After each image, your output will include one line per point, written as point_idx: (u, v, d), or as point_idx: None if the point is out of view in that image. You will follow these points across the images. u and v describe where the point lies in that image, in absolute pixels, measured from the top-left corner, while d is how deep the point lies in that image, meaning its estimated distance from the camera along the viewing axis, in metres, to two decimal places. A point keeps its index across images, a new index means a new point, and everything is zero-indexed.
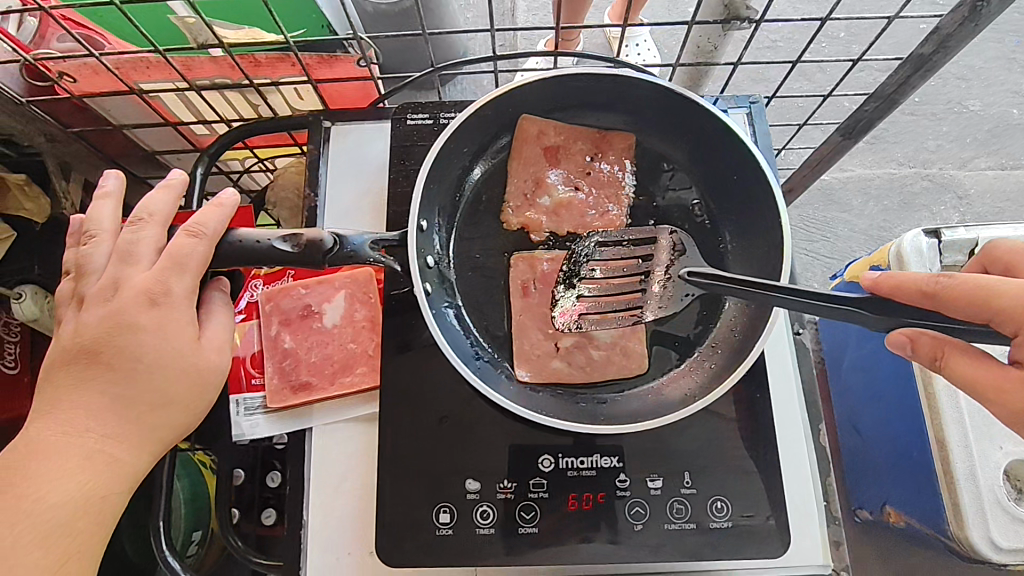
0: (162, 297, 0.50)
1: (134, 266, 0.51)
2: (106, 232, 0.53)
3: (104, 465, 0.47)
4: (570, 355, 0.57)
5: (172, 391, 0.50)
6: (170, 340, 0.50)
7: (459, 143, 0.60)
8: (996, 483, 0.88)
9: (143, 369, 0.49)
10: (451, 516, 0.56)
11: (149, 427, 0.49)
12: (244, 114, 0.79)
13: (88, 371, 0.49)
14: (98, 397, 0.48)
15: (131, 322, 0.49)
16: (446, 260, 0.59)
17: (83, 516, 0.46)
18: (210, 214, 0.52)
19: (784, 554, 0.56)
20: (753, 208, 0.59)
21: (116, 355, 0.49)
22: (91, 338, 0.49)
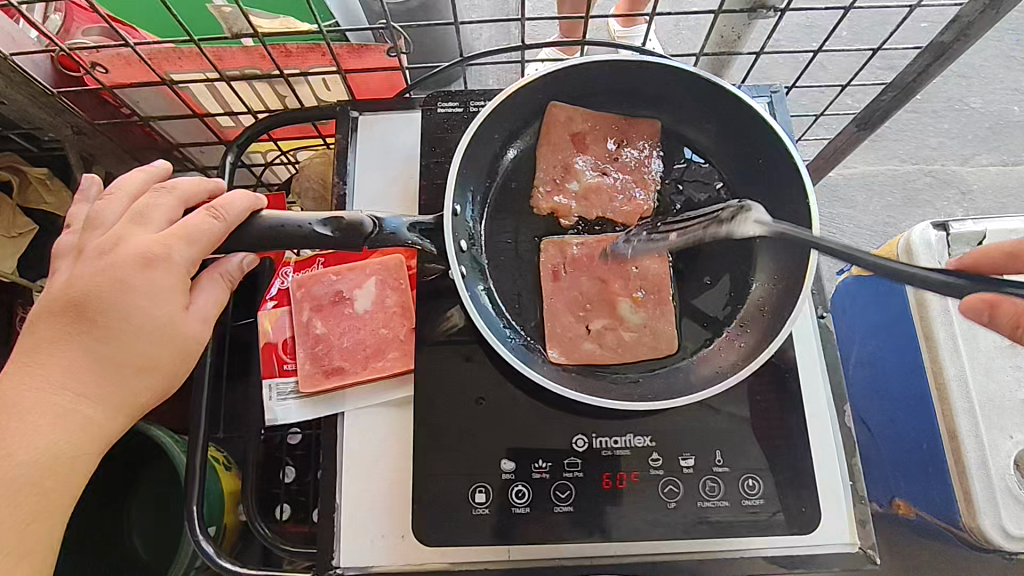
0: (158, 261, 0.53)
1: (142, 227, 0.55)
2: (126, 194, 0.58)
3: (79, 424, 0.50)
4: (601, 337, 0.57)
5: (150, 356, 0.53)
6: (152, 306, 0.53)
7: (491, 128, 0.61)
8: (1006, 472, 0.95)
9: (124, 332, 0.52)
10: (487, 496, 0.56)
11: (125, 390, 0.52)
12: (271, 105, 0.80)
13: (72, 328, 0.52)
14: (77, 354, 0.51)
15: (120, 281, 0.52)
16: (479, 243, 0.60)
17: (54, 472, 0.49)
18: (237, 199, 0.54)
19: (811, 532, 0.57)
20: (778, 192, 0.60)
21: (100, 315, 0.52)
22: (78, 294, 0.52)
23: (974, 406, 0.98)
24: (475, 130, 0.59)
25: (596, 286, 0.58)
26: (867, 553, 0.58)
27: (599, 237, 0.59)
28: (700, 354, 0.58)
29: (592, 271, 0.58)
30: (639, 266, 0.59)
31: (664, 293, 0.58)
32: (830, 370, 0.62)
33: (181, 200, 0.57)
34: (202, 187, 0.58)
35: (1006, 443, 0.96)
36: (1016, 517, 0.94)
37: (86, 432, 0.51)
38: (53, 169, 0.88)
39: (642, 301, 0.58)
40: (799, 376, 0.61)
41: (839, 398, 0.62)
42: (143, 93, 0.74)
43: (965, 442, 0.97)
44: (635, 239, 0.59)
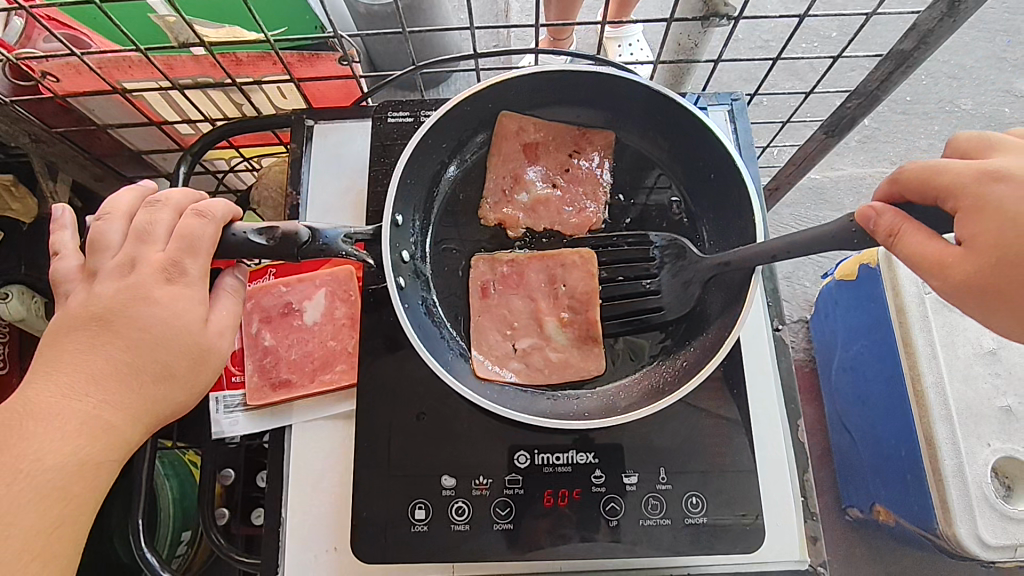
0: (178, 276, 0.48)
1: (148, 245, 0.49)
2: (120, 214, 0.51)
3: (103, 433, 0.44)
4: (527, 357, 0.57)
5: (171, 366, 0.47)
6: (179, 315, 0.48)
7: (436, 140, 0.61)
8: (983, 481, 0.94)
9: (151, 342, 0.47)
10: (427, 512, 0.56)
11: (151, 399, 0.47)
12: (228, 112, 0.80)
13: (97, 339, 0.46)
14: (102, 365, 0.45)
15: (146, 295, 0.47)
16: (422, 254, 0.60)
17: (76, 481, 0.43)
18: (178, 192, 0.52)
19: (758, 549, 0.56)
20: (728, 215, 0.59)
21: (126, 325, 0.46)
22: (103, 308, 0.47)
23: (951, 413, 0.97)
24: (417, 143, 0.58)
25: (526, 305, 0.58)
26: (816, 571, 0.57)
27: (529, 254, 0.59)
28: (640, 370, 0.58)
29: (521, 288, 0.58)
30: (566, 283, 0.58)
31: (591, 312, 0.57)
32: (783, 383, 0.62)
33: (179, 212, 0.51)
34: (190, 195, 0.52)
35: (984, 451, 0.96)
36: (992, 526, 0.92)
37: (111, 440, 0.45)
38: (19, 176, 0.83)
39: (568, 321, 0.57)
40: (748, 389, 0.60)
41: (792, 412, 0.61)
42: (96, 101, 0.74)
43: (942, 450, 0.95)
44: (560, 256, 0.59)
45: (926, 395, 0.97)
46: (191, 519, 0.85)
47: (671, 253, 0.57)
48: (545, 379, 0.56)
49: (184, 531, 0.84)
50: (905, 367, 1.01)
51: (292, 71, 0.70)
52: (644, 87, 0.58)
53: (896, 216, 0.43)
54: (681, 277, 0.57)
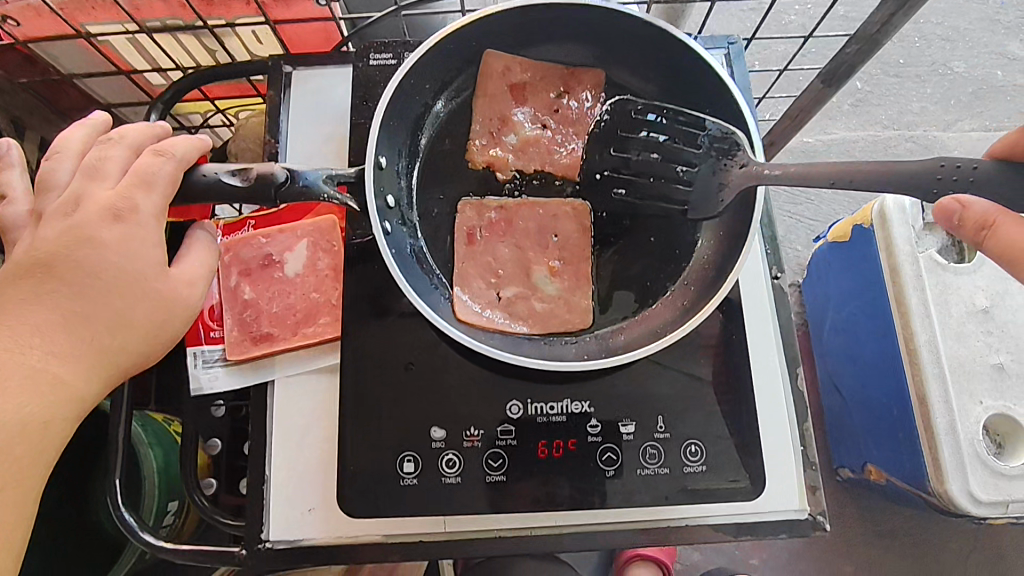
0: (128, 214, 0.44)
1: (98, 184, 0.45)
2: (71, 152, 0.47)
3: (48, 387, 0.41)
4: (511, 306, 0.54)
5: (126, 313, 0.44)
6: (132, 257, 0.44)
7: (420, 79, 0.57)
8: (975, 438, 0.94)
9: (101, 286, 0.43)
10: (416, 465, 0.54)
11: (105, 349, 0.43)
12: (200, 61, 0.76)
13: (40, 285, 0.42)
14: (47, 313, 0.42)
15: (92, 236, 0.43)
16: (408, 200, 0.57)
17: (22, 439, 0.40)
18: (136, 128, 0.48)
19: (757, 498, 0.55)
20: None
21: (73, 271, 0.43)
22: (42, 253, 0.43)
23: (945, 372, 0.96)
24: (400, 81, 0.55)
25: (513, 253, 0.55)
26: (815, 520, 0.56)
27: (518, 201, 0.56)
28: (638, 315, 0.55)
29: (509, 236, 0.55)
30: (558, 232, 0.56)
31: (582, 264, 0.55)
32: (784, 332, 0.60)
33: (135, 150, 0.47)
34: (151, 131, 0.48)
35: (976, 409, 0.96)
36: (983, 482, 0.92)
37: (61, 393, 0.42)
38: None
39: (558, 271, 0.55)
40: (747, 336, 0.58)
41: (792, 361, 0.59)
42: (59, 48, 0.70)
43: (933, 408, 0.95)
44: (551, 205, 0.56)
45: (919, 354, 0.97)
46: (176, 489, 0.82)
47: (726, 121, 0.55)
48: (536, 326, 0.54)
49: (170, 501, 0.81)
50: (898, 327, 1.00)
51: (266, 11, 0.67)
52: (637, 19, 0.56)
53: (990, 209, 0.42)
54: (722, 170, 0.53)
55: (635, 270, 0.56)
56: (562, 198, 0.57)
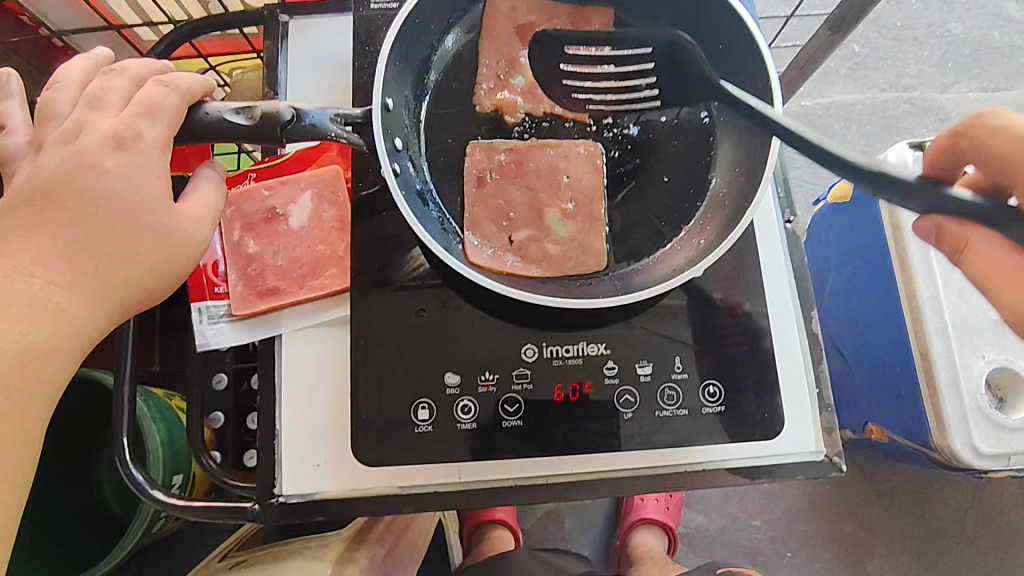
0: (131, 142, 0.43)
1: (99, 112, 0.44)
2: (72, 82, 0.46)
3: (50, 316, 0.40)
4: (524, 249, 0.53)
5: (131, 246, 0.42)
6: (137, 187, 0.42)
7: (424, 19, 0.56)
8: (978, 391, 0.94)
9: (104, 216, 0.42)
10: (431, 412, 0.54)
11: (109, 281, 0.42)
12: (193, 13, 0.74)
13: (40, 211, 0.41)
14: (47, 242, 0.40)
15: (94, 163, 0.42)
16: (416, 145, 0.55)
17: (24, 368, 0.39)
18: (139, 62, 0.47)
19: (774, 437, 0.55)
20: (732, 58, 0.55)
21: (72, 200, 0.41)
22: (42, 178, 0.41)
23: (948, 325, 0.96)
24: (405, 17, 0.53)
25: (525, 195, 0.54)
26: (832, 460, 0.55)
27: (529, 143, 0.55)
28: (656, 256, 0.54)
29: (520, 178, 0.54)
30: (570, 174, 0.54)
31: (596, 206, 0.54)
32: (797, 275, 0.59)
33: (138, 81, 0.46)
34: (155, 66, 0.47)
35: (979, 363, 0.96)
36: (986, 436, 0.93)
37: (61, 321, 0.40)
38: None
39: (571, 213, 0.54)
40: (762, 278, 0.58)
41: (806, 304, 0.58)
42: (48, 1, 0.67)
43: (937, 362, 0.95)
44: (563, 146, 0.55)
45: (921, 311, 0.96)
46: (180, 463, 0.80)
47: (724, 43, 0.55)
48: (549, 269, 0.53)
49: (175, 474, 0.78)
50: (900, 283, 0.99)
51: None
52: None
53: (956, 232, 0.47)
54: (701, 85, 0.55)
55: (648, 213, 0.55)
56: (573, 139, 0.55)
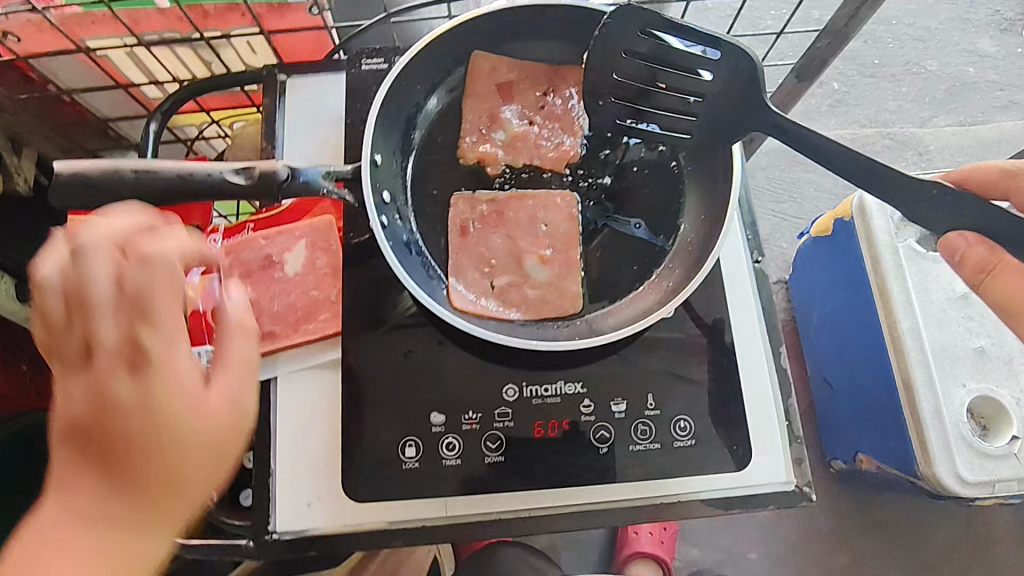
0: (175, 281, 0.42)
1: (148, 247, 0.42)
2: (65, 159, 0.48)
3: (146, 501, 0.41)
4: (505, 294, 0.56)
5: (205, 406, 0.42)
6: (186, 361, 0.42)
7: (409, 80, 0.60)
8: (959, 419, 0.97)
9: (176, 391, 0.41)
10: (418, 450, 0.57)
11: (176, 455, 0.41)
12: (197, 74, 0.78)
13: (105, 400, 0.40)
14: (115, 430, 0.40)
15: (148, 332, 0.41)
16: (404, 196, 0.59)
17: (132, 548, 0.40)
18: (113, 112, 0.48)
19: (744, 469, 0.57)
20: (726, 89, 0.56)
21: (144, 386, 0.41)
22: (104, 347, 0.40)
23: (926, 355, 0.99)
24: (393, 80, 0.58)
25: (505, 243, 0.58)
26: (803, 491, 0.58)
27: (509, 195, 0.59)
28: (630, 296, 0.58)
29: (501, 227, 0.58)
30: (547, 223, 0.58)
31: (572, 252, 0.58)
32: (766, 312, 0.62)
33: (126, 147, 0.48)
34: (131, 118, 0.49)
35: (960, 392, 0.99)
36: (969, 463, 0.95)
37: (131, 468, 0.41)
38: None
39: (548, 259, 0.57)
40: (730, 317, 0.61)
41: (775, 341, 0.61)
42: (59, 62, 0.72)
43: (919, 392, 0.98)
44: (542, 198, 0.59)
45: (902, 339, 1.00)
46: None
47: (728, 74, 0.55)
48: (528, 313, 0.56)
49: None
50: (882, 315, 1.02)
51: (261, 22, 0.69)
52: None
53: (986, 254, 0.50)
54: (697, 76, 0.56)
55: (626, 255, 0.59)
56: (550, 190, 0.59)
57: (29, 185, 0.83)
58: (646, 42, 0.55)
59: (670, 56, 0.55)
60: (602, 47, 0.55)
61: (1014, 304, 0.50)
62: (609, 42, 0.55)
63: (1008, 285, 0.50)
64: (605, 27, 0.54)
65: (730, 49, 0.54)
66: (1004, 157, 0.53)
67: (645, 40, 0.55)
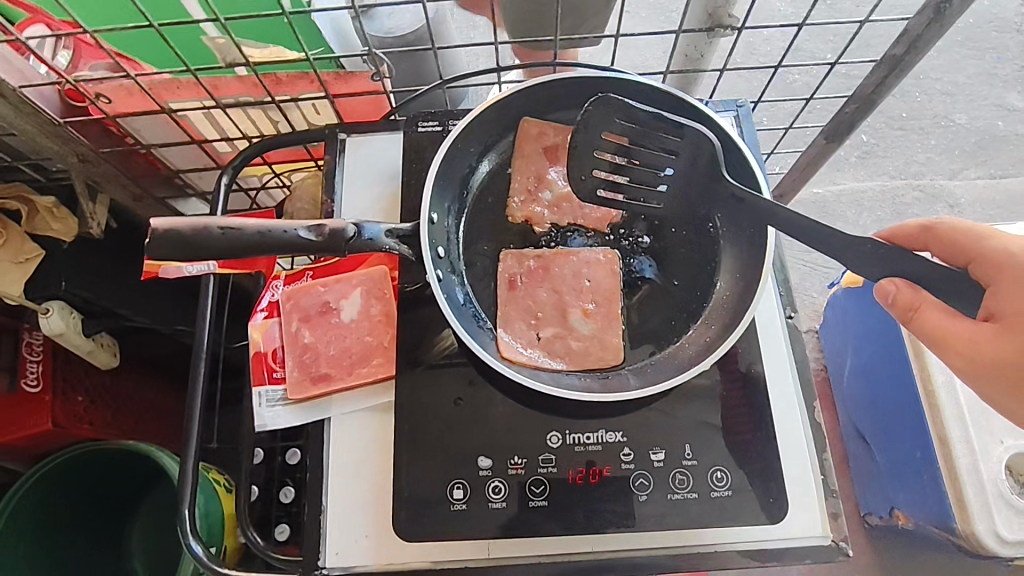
0: None
1: None
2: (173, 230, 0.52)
3: None
4: (550, 345, 0.60)
5: None
6: None
7: (464, 143, 0.65)
8: (997, 477, 0.96)
9: None
10: (465, 492, 0.59)
11: None
12: (264, 131, 0.84)
13: None
14: None
15: None
16: (456, 250, 0.63)
17: None
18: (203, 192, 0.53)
19: (783, 522, 0.59)
20: (693, 164, 0.61)
21: None
22: None
23: (962, 408, 0.98)
24: (449, 145, 0.63)
25: (551, 297, 0.61)
26: (839, 545, 0.59)
27: (555, 251, 0.62)
28: (672, 345, 0.61)
29: (547, 282, 0.61)
30: (590, 278, 0.62)
31: (614, 306, 0.61)
32: (799, 369, 0.64)
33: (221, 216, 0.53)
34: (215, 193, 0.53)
35: (998, 449, 0.97)
36: (1009, 522, 0.94)
37: None
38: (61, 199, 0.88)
39: (592, 313, 0.61)
40: (765, 374, 0.63)
41: (809, 395, 0.63)
42: (142, 120, 0.79)
43: (955, 448, 0.97)
44: (585, 254, 0.62)
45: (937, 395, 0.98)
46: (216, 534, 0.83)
47: (694, 152, 0.60)
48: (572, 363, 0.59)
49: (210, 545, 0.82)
50: (915, 366, 1.01)
51: (327, 88, 0.75)
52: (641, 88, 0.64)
53: (914, 296, 0.55)
54: (671, 147, 0.60)
55: (663, 304, 0.63)
56: (592, 248, 0.63)
57: (100, 229, 0.89)
58: (619, 125, 0.58)
59: (643, 136, 0.59)
60: (580, 131, 0.59)
61: (945, 339, 0.54)
62: (587, 127, 0.58)
63: (934, 323, 0.54)
64: (586, 112, 0.58)
65: (693, 134, 0.59)
66: (914, 227, 0.61)
67: (619, 123, 0.58)
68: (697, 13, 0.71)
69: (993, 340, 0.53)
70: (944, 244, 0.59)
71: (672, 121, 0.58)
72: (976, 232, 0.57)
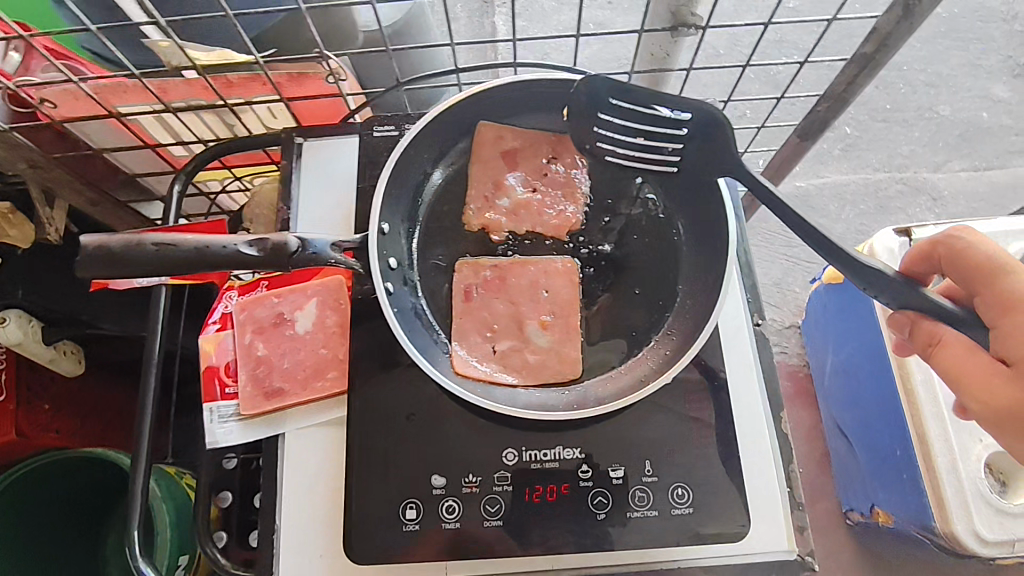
0: None
1: None
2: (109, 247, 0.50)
3: None
4: (506, 358, 0.59)
5: None
6: None
7: (417, 150, 0.63)
8: (979, 477, 0.93)
9: None
10: (418, 512, 0.58)
11: None
12: (220, 134, 0.82)
13: None
14: None
15: None
16: (410, 261, 0.61)
17: None
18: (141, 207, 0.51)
19: (745, 538, 0.57)
20: (706, 144, 0.59)
21: None
22: None
23: (942, 407, 0.96)
24: (400, 153, 0.61)
25: (507, 309, 0.60)
26: (804, 561, 0.57)
27: (511, 260, 0.61)
28: (639, 354, 0.60)
29: (503, 293, 0.60)
30: (549, 289, 0.60)
31: (572, 317, 0.59)
32: (766, 378, 0.63)
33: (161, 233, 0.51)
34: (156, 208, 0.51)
35: (976, 447, 0.95)
36: (988, 521, 0.92)
37: None
38: (15, 205, 0.83)
39: (549, 324, 0.59)
40: (728, 384, 0.62)
41: (776, 405, 0.62)
42: (92, 125, 0.76)
43: (934, 447, 0.95)
44: (543, 263, 0.61)
45: (916, 393, 0.97)
46: (188, 543, 0.81)
47: (705, 132, 0.58)
48: (526, 378, 0.58)
49: (181, 555, 0.79)
50: (893, 365, 1.00)
51: (281, 90, 0.73)
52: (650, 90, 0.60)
53: (929, 329, 0.54)
54: (679, 122, 0.58)
55: (635, 308, 0.61)
56: (551, 256, 0.61)
57: (59, 235, 0.85)
58: (618, 101, 0.59)
59: (639, 112, 0.59)
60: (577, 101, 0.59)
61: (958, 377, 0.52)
62: (585, 105, 0.59)
63: (948, 359, 0.53)
64: (575, 93, 0.59)
65: (702, 112, 0.57)
66: (928, 245, 0.57)
67: (614, 102, 0.59)
68: (660, 12, 0.68)
69: (1004, 383, 0.50)
70: (957, 268, 0.55)
71: (679, 102, 0.56)
72: (992, 258, 0.53)
